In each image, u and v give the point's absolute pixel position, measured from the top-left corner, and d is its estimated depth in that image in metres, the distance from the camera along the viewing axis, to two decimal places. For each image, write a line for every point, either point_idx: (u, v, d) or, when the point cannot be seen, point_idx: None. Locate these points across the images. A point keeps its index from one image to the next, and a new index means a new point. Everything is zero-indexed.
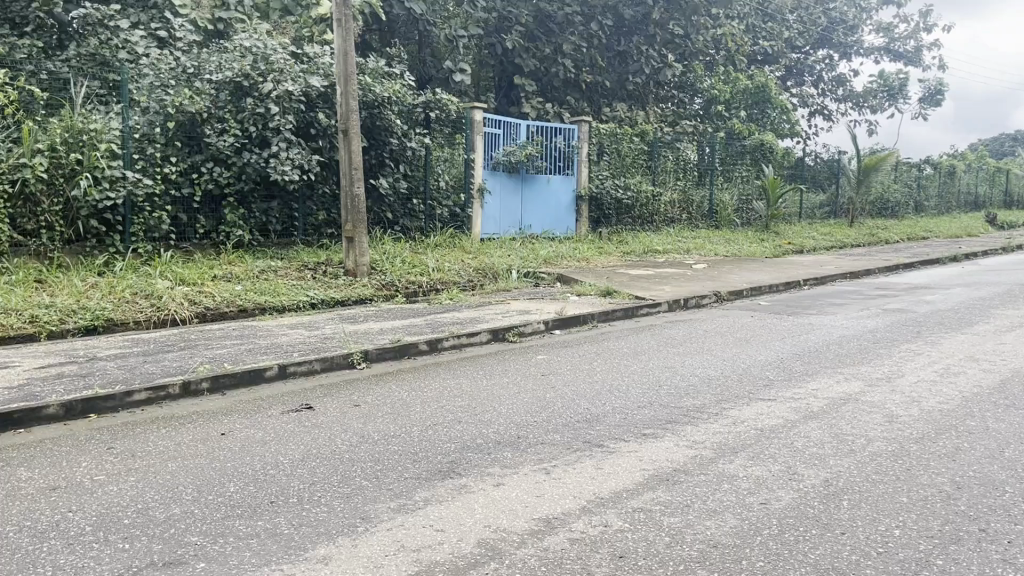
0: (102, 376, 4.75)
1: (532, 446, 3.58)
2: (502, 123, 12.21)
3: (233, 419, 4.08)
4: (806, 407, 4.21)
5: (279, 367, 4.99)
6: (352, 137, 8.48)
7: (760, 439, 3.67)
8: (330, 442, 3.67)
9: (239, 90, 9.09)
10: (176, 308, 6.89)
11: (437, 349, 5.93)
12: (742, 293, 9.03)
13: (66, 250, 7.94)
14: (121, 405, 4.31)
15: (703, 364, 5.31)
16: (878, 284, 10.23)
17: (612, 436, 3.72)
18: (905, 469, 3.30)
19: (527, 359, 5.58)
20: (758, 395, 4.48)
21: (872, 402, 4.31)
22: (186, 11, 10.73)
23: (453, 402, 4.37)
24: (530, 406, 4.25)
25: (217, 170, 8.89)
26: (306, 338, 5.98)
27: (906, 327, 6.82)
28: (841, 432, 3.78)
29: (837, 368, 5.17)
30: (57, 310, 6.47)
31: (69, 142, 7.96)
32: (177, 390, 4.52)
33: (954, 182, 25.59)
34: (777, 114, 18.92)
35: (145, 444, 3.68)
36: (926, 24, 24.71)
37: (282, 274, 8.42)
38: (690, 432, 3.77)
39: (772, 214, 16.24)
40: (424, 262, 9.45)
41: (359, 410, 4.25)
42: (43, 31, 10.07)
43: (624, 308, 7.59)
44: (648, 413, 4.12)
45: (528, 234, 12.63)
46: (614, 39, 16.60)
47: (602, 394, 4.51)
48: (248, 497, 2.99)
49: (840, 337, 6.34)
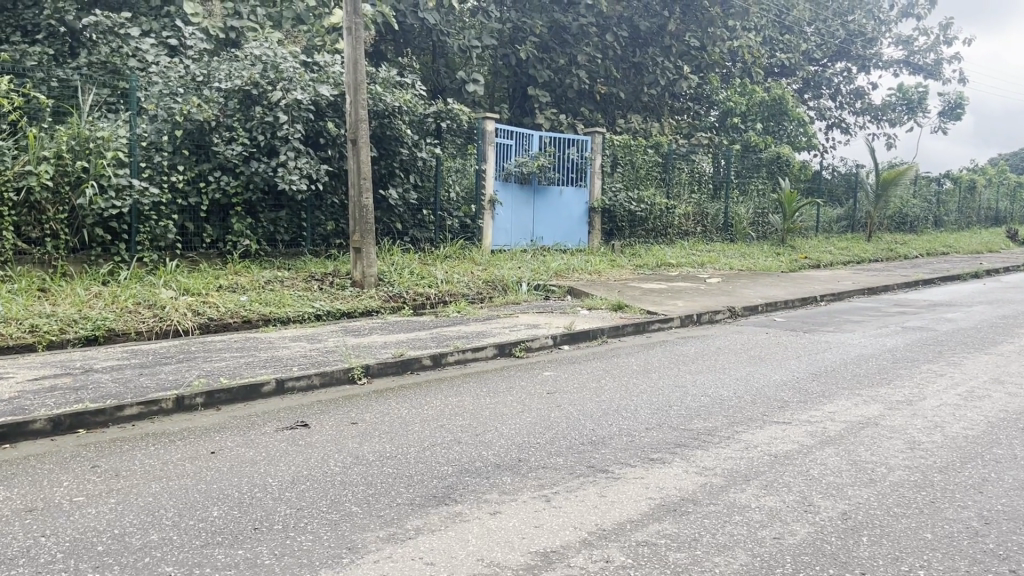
0: (95, 390, 4.61)
1: (533, 471, 3.41)
2: (514, 134, 12.08)
3: (225, 437, 3.95)
4: (822, 432, 4.02)
5: (277, 382, 4.84)
6: (361, 147, 8.35)
7: (774, 466, 3.48)
8: (322, 462, 3.52)
9: (248, 98, 9.00)
10: (178, 319, 6.80)
11: (441, 364, 5.77)
12: (758, 309, 8.84)
13: (70, 259, 7.85)
14: (111, 420, 4.18)
15: (715, 384, 5.12)
16: (897, 301, 10.00)
17: (618, 461, 3.54)
18: (929, 502, 3.11)
19: (534, 376, 5.42)
20: (772, 418, 4.29)
21: (893, 427, 4.12)
22: (197, 19, 10.66)
23: (453, 421, 4.21)
24: (533, 426, 4.09)
25: (225, 179, 8.80)
26: (307, 351, 5.84)
27: (927, 346, 6.60)
28: (860, 459, 3.59)
29: (854, 389, 4.97)
30: (58, 319, 6.36)
31: (76, 149, 7.90)
32: (169, 405, 4.38)
33: (975, 197, 25.26)
34: (793, 126, 18.48)
35: (131, 462, 3.54)
36: (945, 37, 24.47)
37: (287, 285, 8.31)
38: (700, 458, 3.59)
39: (788, 228, 16.02)
40: (433, 274, 9.31)
41: (356, 428, 4.10)
42: (55, 39, 9.88)
43: (635, 323, 7.41)
44: (657, 436, 3.94)
45: (539, 246, 12.47)
46: (629, 50, 16.46)
47: (608, 415, 4.34)
48: (232, 523, 2.84)
49: (858, 356, 6.14)
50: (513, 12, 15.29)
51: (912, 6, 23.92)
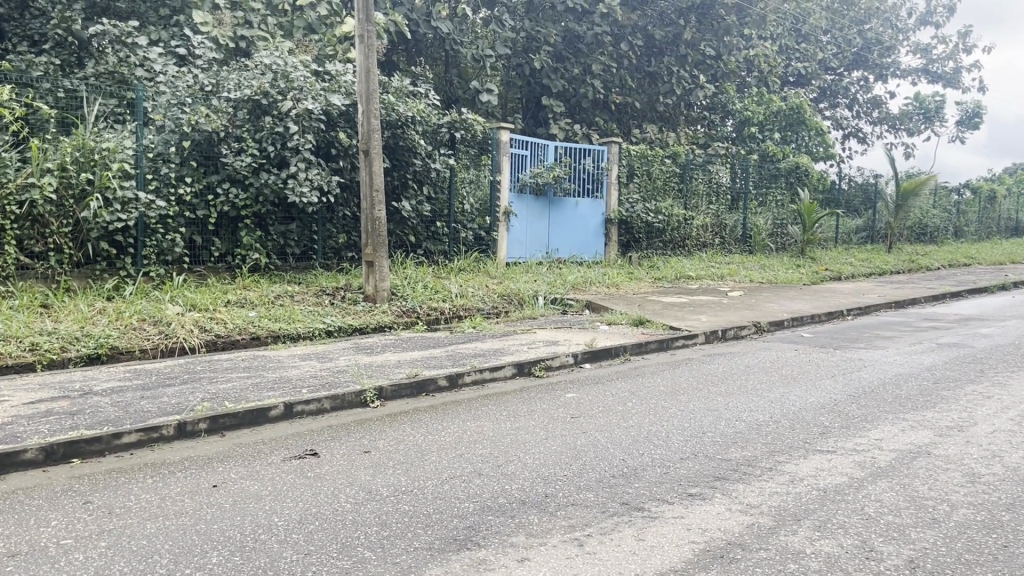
0: (93, 415, 4.35)
1: (562, 509, 3.12)
2: (529, 144, 11.83)
3: (229, 468, 3.69)
4: (872, 462, 3.71)
5: (285, 406, 4.58)
6: (373, 157, 8.11)
7: (825, 503, 3.18)
8: (331, 499, 3.24)
9: (257, 108, 8.77)
10: (185, 336, 6.56)
11: (458, 385, 5.49)
12: (784, 324, 8.52)
13: (74, 273, 7.63)
14: (109, 448, 3.92)
15: (749, 408, 4.81)
16: (926, 315, 9.65)
17: (654, 497, 3.25)
18: (1002, 546, 2.81)
19: (556, 398, 5.13)
20: (815, 446, 3.98)
21: (947, 457, 3.81)
22: (206, 28, 10.46)
23: (473, 450, 3.93)
24: (559, 455, 3.81)
25: (234, 191, 8.57)
26: (317, 371, 5.57)
27: (966, 364, 6.28)
28: (918, 495, 3.28)
29: (899, 413, 4.65)
30: (60, 337, 6.13)
31: (80, 161, 7.69)
32: (171, 432, 4.13)
33: (995, 208, 24.86)
34: (811, 136, 18.16)
35: (126, 498, 3.29)
36: (963, 46, 24.15)
37: (298, 300, 8.05)
38: (744, 493, 3.29)
39: (808, 239, 15.69)
40: (447, 287, 9.05)
41: (369, 457, 3.83)
42: (62, 48, 9.76)
43: (658, 340, 7.11)
44: (693, 467, 3.65)
45: (555, 258, 12.20)
46: (644, 59, 16.23)
47: (638, 442, 4.04)
48: (232, 571, 2.57)
49: (896, 376, 5.82)
50: (527, 21, 15.05)
51: (930, 14, 23.61)
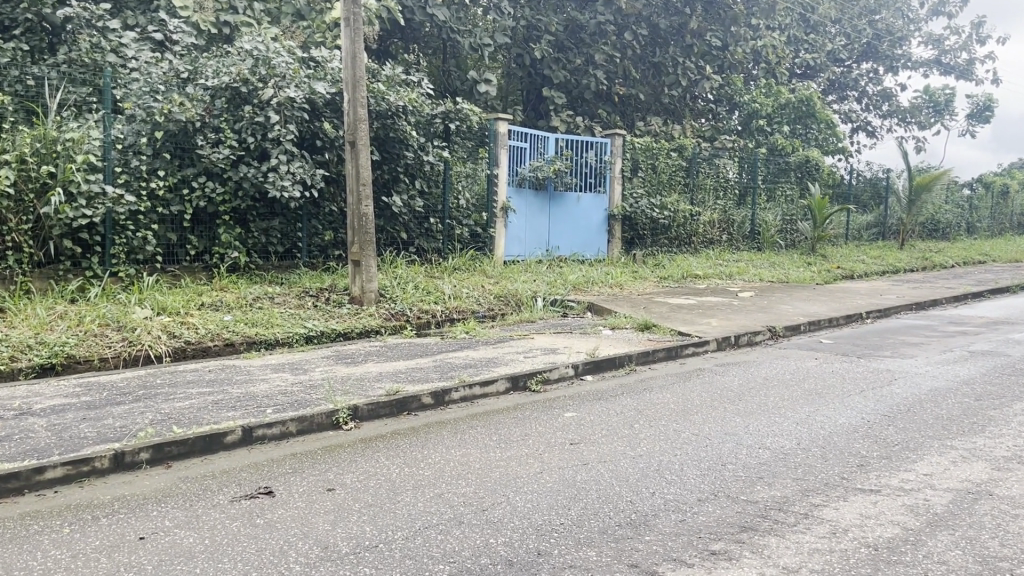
0: (21, 442, 3.79)
1: (557, 573, 2.55)
2: (528, 136, 11.23)
3: (166, 513, 3.11)
4: (927, 508, 3.12)
5: (244, 429, 4.02)
6: (360, 148, 7.50)
7: (879, 568, 2.60)
8: (278, 558, 2.67)
9: (237, 97, 8.19)
10: (150, 342, 5.99)
11: (444, 402, 4.92)
12: (800, 329, 7.93)
13: (35, 274, 7.06)
14: (29, 486, 3.36)
15: (773, 432, 4.22)
16: (951, 318, 9.03)
17: (669, 556, 2.68)
18: None
19: (554, 418, 4.57)
20: (855, 484, 3.40)
21: (1012, 500, 3.22)
22: (186, 14, 10.04)
23: (454, 488, 3.35)
24: (557, 497, 3.23)
25: (211, 185, 8.00)
26: (290, 387, 4.98)
27: (1007, 377, 5.68)
28: (989, 555, 2.70)
29: (945, 440, 4.06)
30: (10, 345, 5.55)
31: (41, 153, 7.10)
32: (105, 464, 3.56)
33: (1009, 202, 24.17)
34: (820, 129, 17.55)
35: (30, 555, 2.71)
36: (978, 36, 23.47)
37: (278, 302, 7.47)
38: (777, 551, 2.72)
39: (818, 236, 15.02)
40: (440, 288, 8.47)
41: (332, 498, 3.26)
42: (33, 34, 8.99)
43: (667, 348, 6.54)
44: (713, 513, 3.07)
45: (555, 256, 11.60)
46: (648, 50, 15.56)
47: (647, 478, 3.48)
48: None
49: (932, 391, 5.24)
50: (527, 9, 14.38)
51: (943, 4, 22.91)
